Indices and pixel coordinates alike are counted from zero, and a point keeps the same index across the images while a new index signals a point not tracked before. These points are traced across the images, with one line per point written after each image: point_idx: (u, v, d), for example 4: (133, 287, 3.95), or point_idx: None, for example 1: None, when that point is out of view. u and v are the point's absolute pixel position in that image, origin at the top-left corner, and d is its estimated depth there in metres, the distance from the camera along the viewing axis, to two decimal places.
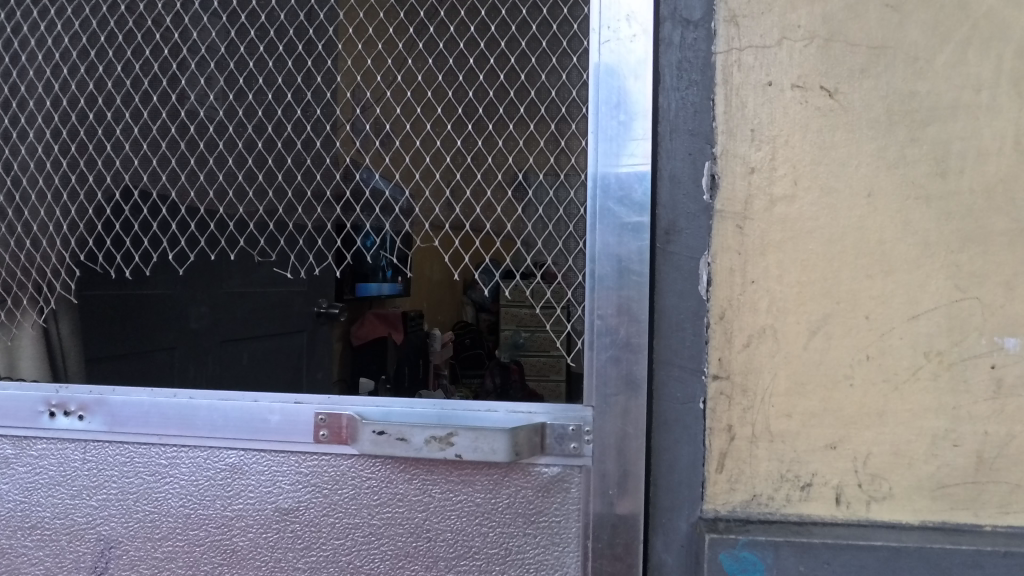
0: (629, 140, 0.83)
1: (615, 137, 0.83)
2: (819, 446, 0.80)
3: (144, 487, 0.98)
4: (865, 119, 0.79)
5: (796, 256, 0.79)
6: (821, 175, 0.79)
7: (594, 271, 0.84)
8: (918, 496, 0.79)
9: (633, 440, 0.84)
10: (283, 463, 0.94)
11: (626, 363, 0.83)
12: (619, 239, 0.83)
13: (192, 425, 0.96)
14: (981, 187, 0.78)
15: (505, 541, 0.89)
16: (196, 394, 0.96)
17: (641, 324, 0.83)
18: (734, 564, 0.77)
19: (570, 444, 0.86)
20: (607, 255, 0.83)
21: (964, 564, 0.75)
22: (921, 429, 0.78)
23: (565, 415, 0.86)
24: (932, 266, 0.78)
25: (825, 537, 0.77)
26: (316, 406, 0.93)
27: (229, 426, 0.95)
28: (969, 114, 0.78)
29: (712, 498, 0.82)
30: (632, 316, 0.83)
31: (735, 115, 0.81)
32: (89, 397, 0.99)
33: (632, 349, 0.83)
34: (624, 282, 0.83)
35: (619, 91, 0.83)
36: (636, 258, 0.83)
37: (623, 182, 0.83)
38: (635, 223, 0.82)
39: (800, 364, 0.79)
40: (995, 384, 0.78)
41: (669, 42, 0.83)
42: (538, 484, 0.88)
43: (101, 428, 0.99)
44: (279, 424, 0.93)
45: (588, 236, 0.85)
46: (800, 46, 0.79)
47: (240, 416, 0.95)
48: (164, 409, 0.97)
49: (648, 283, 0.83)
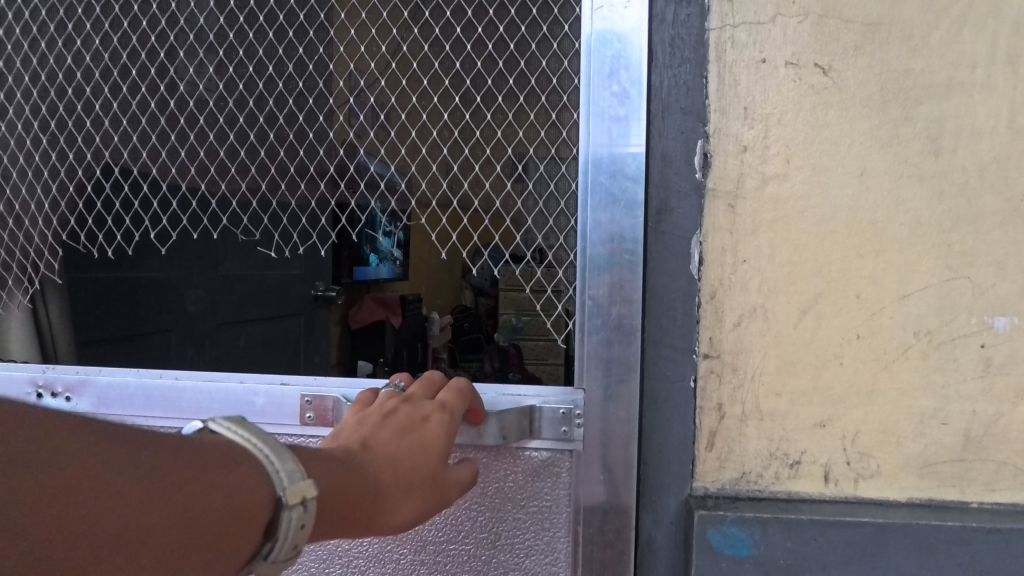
0: (618, 114, 0.83)
1: (605, 112, 0.83)
2: (809, 425, 0.80)
3: None
4: (860, 98, 0.78)
5: (787, 236, 0.79)
6: (813, 154, 0.79)
7: (585, 252, 0.85)
8: (905, 474, 0.80)
9: (625, 423, 0.84)
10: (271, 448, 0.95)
11: (617, 343, 0.84)
12: (612, 216, 0.83)
13: (179, 407, 0.96)
14: (974, 166, 0.77)
15: (494, 526, 0.91)
16: (182, 375, 0.97)
17: (634, 304, 0.83)
18: (721, 541, 0.78)
19: (561, 427, 0.87)
20: (599, 234, 0.84)
21: (949, 541, 0.76)
22: (909, 408, 0.79)
23: (556, 399, 0.87)
24: (924, 246, 0.78)
25: (813, 513, 0.78)
26: (301, 389, 0.93)
27: (215, 408, 0.96)
28: (964, 92, 0.77)
29: (702, 475, 0.82)
30: (623, 298, 0.84)
31: (727, 92, 0.80)
32: (74, 378, 0.99)
33: (625, 331, 0.84)
34: (620, 261, 0.83)
35: (610, 65, 0.83)
36: (630, 235, 0.83)
37: (616, 159, 0.83)
38: (629, 199, 0.83)
39: (790, 343, 0.80)
40: (984, 363, 0.78)
41: (662, 19, 0.82)
42: (528, 468, 0.90)
43: (88, 410, 0.99)
44: (265, 406, 0.94)
45: (579, 214, 0.85)
46: (794, 23, 0.78)
47: (225, 398, 0.95)
48: (150, 389, 0.97)
49: (642, 265, 0.83)
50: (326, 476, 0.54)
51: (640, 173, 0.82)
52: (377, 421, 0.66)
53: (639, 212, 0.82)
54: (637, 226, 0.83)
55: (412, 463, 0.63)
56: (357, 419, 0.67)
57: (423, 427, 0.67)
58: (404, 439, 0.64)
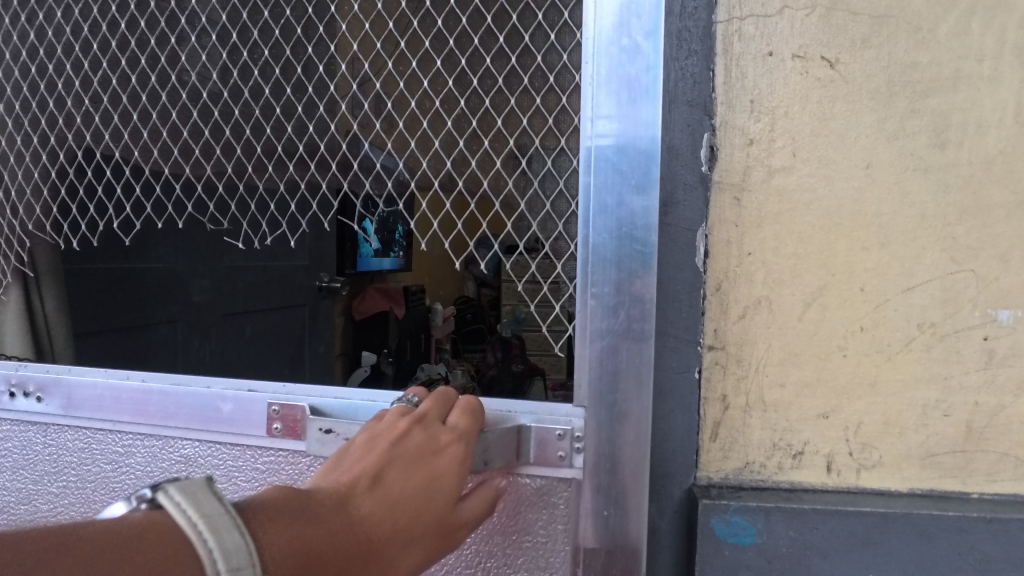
0: (624, 100, 0.81)
1: (612, 76, 0.81)
2: (812, 416, 0.81)
3: (101, 475, 1.09)
4: (867, 90, 0.78)
5: (793, 229, 0.80)
6: (819, 147, 0.79)
7: (592, 245, 0.84)
8: (907, 464, 0.81)
9: (636, 447, 0.83)
10: (241, 457, 1.01)
11: (628, 350, 0.83)
12: (620, 198, 0.82)
13: (147, 412, 1.05)
14: (981, 160, 0.77)
15: (481, 562, 0.94)
16: (147, 378, 1.05)
17: (646, 304, 0.82)
18: (724, 529, 0.79)
19: (559, 451, 0.87)
20: (607, 222, 0.83)
21: (949, 531, 0.77)
22: (912, 399, 0.80)
23: (552, 417, 0.88)
24: (928, 238, 0.78)
25: (815, 503, 0.79)
26: (270, 397, 0.98)
27: (184, 415, 1.03)
28: (970, 85, 0.77)
29: (706, 465, 0.83)
30: (632, 296, 0.83)
31: (734, 86, 0.80)
32: (46, 378, 1.11)
33: (637, 331, 0.83)
34: (625, 254, 0.82)
35: (623, 48, 0.81)
36: (640, 224, 0.82)
37: (626, 129, 0.81)
38: (640, 182, 0.81)
39: (794, 335, 0.80)
40: (987, 356, 0.79)
41: (669, 11, 0.81)
42: (521, 499, 0.91)
43: (60, 410, 1.11)
44: (231, 413, 1.00)
45: (586, 195, 0.84)
46: (802, 15, 0.78)
47: (192, 404, 1.02)
48: (119, 392, 1.06)
49: (654, 251, 0.82)
50: (310, 542, 0.52)
51: (654, 155, 0.81)
52: (387, 445, 0.66)
53: (651, 192, 0.81)
54: (652, 211, 0.81)
55: (416, 511, 0.62)
56: (368, 440, 0.68)
57: (433, 461, 0.67)
58: (414, 475, 0.64)
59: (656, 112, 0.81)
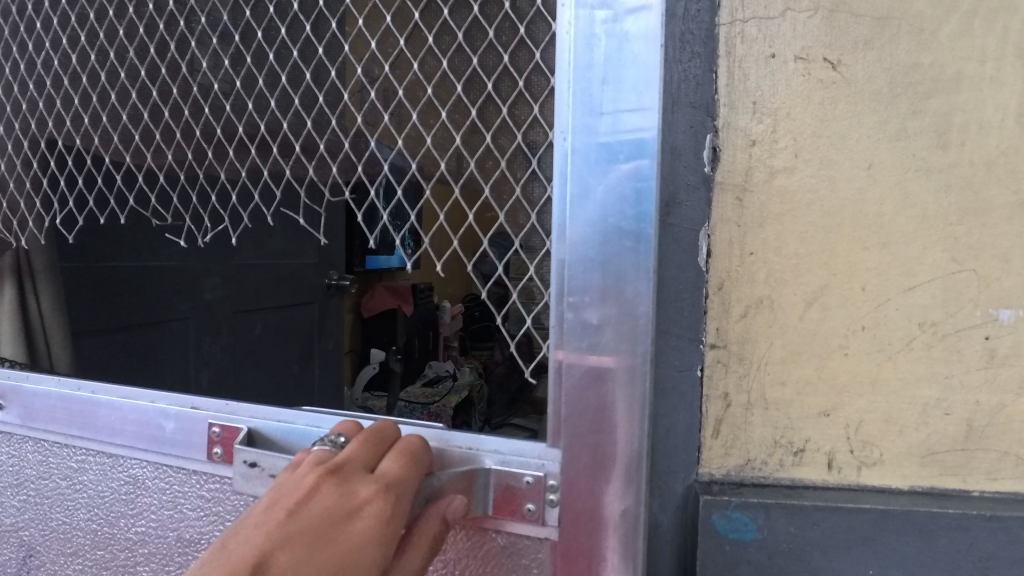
0: (616, 88, 0.82)
1: (598, 69, 0.83)
2: (813, 414, 0.82)
3: (60, 489, 1.26)
4: (869, 91, 0.79)
5: (794, 229, 0.80)
6: (821, 147, 0.80)
7: (580, 259, 0.86)
8: (907, 462, 0.82)
9: (622, 506, 0.85)
10: (186, 480, 1.12)
11: (622, 370, 0.84)
12: (607, 199, 0.83)
13: (94, 423, 1.21)
14: (982, 160, 0.78)
15: None
16: (96, 392, 1.20)
17: (639, 327, 0.83)
18: (725, 525, 0.81)
19: (528, 507, 0.91)
20: (597, 233, 0.84)
21: (949, 528, 0.78)
22: (913, 398, 0.80)
23: (521, 464, 0.92)
24: (930, 238, 0.79)
25: (815, 500, 0.80)
26: (212, 416, 1.09)
27: (128, 430, 1.17)
28: (973, 86, 0.78)
29: (708, 462, 0.85)
30: (626, 300, 0.83)
31: (736, 87, 0.81)
32: (9, 389, 1.32)
33: (632, 333, 0.84)
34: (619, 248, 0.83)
35: (616, 49, 0.82)
36: (634, 238, 0.82)
37: (617, 123, 0.82)
38: (633, 166, 0.82)
39: (795, 334, 0.81)
40: (988, 355, 0.79)
41: (671, 14, 0.82)
42: (489, 557, 0.95)
43: (20, 419, 1.31)
44: (175, 432, 1.12)
45: (570, 195, 0.85)
46: (804, 17, 0.79)
47: (139, 422, 1.15)
48: (69, 401, 1.24)
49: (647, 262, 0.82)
50: None
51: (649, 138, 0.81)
52: (288, 518, 0.65)
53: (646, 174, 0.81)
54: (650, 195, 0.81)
55: None
56: (270, 509, 0.67)
57: (348, 529, 0.67)
58: (323, 549, 0.64)
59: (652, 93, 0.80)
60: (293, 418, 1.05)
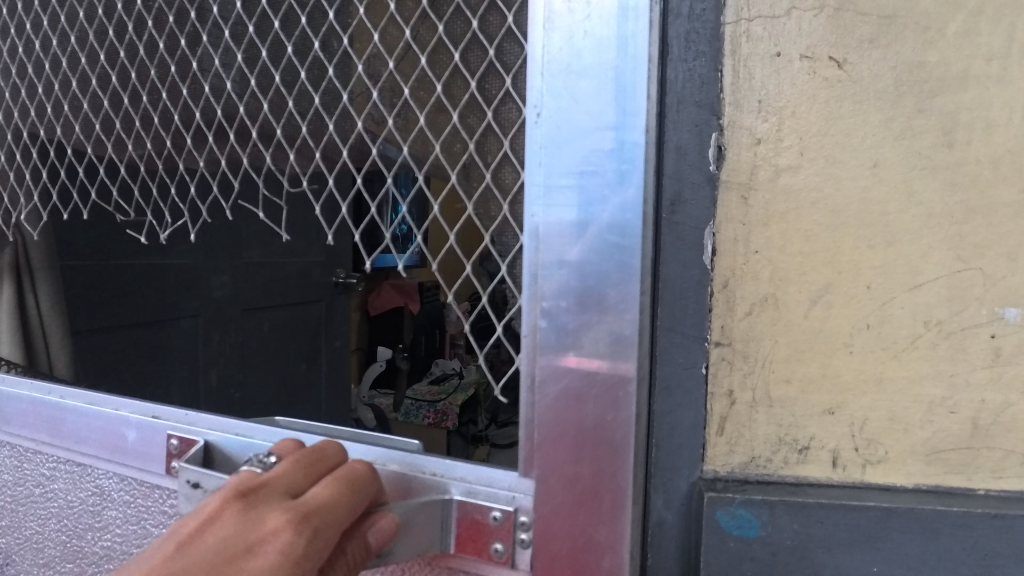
0: (591, 104, 0.85)
1: (579, 104, 0.85)
2: (818, 411, 0.82)
3: (36, 494, 1.43)
4: (874, 90, 0.79)
5: (798, 227, 0.81)
6: (826, 146, 0.80)
7: (556, 286, 0.89)
8: (912, 460, 0.82)
9: (604, 541, 0.88)
10: (149, 493, 1.23)
11: (604, 399, 0.87)
12: (581, 228, 0.86)
13: (61, 429, 1.36)
14: (988, 158, 0.78)
15: None
16: (64, 399, 1.35)
17: (619, 358, 0.86)
18: (729, 521, 0.82)
19: (494, 544, 0.95)
20: (573, 263, 0.87)
21: (953, 526, 0.78)
22: (918, 396, 0.81)
23: (488, 496, 0.97)
24: (936, 236, 0.79)
25: (819, 497, 0.81)
26: (171, 427, 1.20)
27: (91, 438, 1.30)
28: (979, 84, 0.78)
29: (712, 459, 0.85)
30: (608, 320, 0.86)
31: (742, 86, 0.81)
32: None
33: (615, 364, 0.86)
34: (593, 270, 0.86)
35: (597, 88, 0.84)
36: (615, 275, 0.85)
37: (595, 156, 0.85)
38: (614, 177, 0.84)
39: (799, 332, 0.81)
40: (994, 353, 0.79)
41: (676, 13, 0.83)
42: None
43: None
44: (136, 442, 1.24)
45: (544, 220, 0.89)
46: (809, 16, 0.79)
47: (101, 432, 1.28)
48: (40, 406, 1.40)
49: (625, 295, 0.84)
50: None
51: (628, 147, 0.83)
52: (181, 547, 0.73)
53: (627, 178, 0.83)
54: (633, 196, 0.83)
55: None
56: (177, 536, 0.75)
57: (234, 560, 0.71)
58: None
59: (635, 102, 0.82)
60: (249, 433, 1.14)
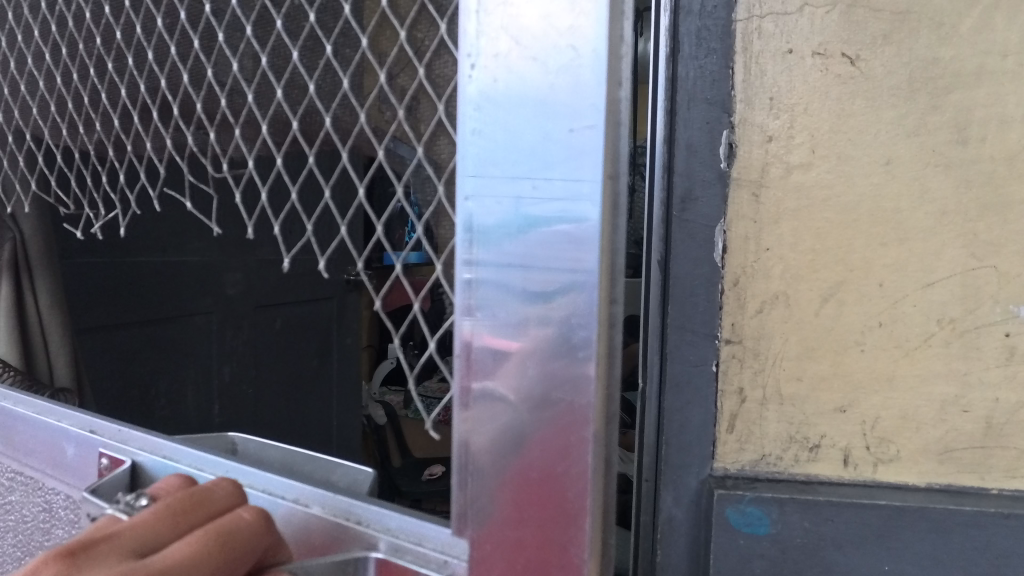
0: (538, 158, 0.78)
1: (527, 157, 0.79)
2: (829, 410, 0.82)
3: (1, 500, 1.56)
4: (887, 87, 0.78)
5: (810, 224, 0.81)
6: (839, 143, 0.80)
7: (498, 330, 0.84)
8: (924, 459, 0.81)
9: None
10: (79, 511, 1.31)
11: (557, 455, 0.82)
12: (524, 279, 0.81)
13: (17, 437, 1.50)
14: (1004, 155, 0.77)
15: None
16: (21, 405, 1.50)
17: (570, 415, 0.81)
18: (738, 518, 0.82)
19: None
20: (517, 309, 0.82)
21: (966, 525, 0.78)
22: (931, 395, 0.80)
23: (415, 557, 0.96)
24: (949, 234, 0.79)
25: (830, 495, 0.81)
26: (105, 442, 1.32)
27: (42, 450, 1.43)
28: (994, 81, 0.77)
29: (722, 457, 0.85)
30: (558, 377, 0.81)
31: (753, 83, 0.81)
32: None
33: (565, 417, 0.81)
34: (540, 292, 0.81)
35: (546, 142, 0.78)
36: (563, 323, 0.80)
37: (543, 212, 0.79)
38: (565, 182, 0.77)
39: (811, 330, 0.81)
40: (1009, 352, 0.78)
41: (688, 10, 0.83)
42: None
43: None
44: (76, 455, 1.36)
45: (484, 259, 0.83)
46: (822, 12, 0.79)
47: (50, 445, 1.42)
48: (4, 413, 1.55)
49: (576, 355, 0.80)
50: None
51: (580, 145, 0.76)
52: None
53: (580, 179, 0.77)
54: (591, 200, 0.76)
55: None
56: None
57: None
58: None
59: (586, 90, 0.75)
60: (177, 456, 1.24)
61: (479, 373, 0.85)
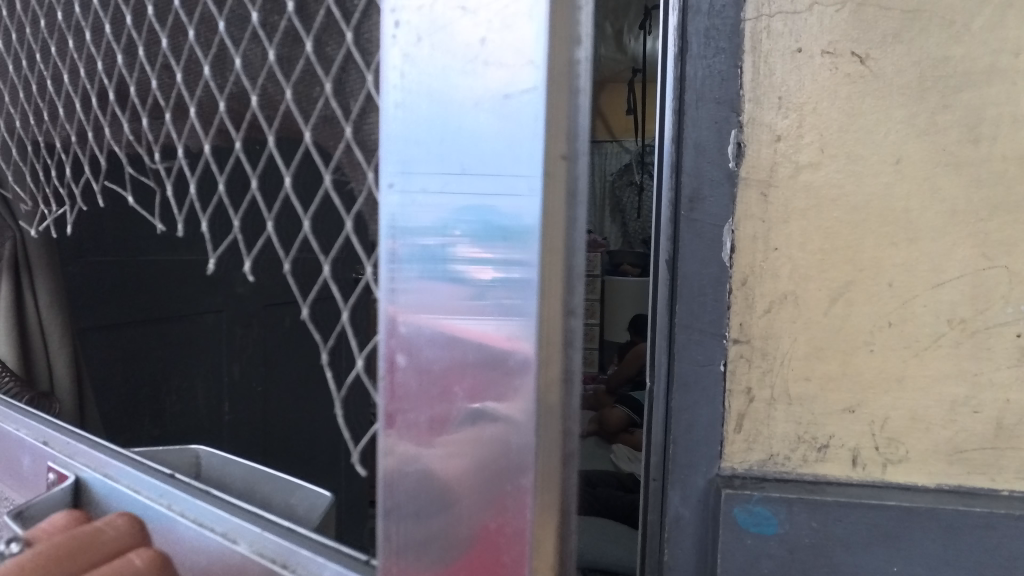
0: (471, 146, 0.65)
1: (458, 143, 0.66)
2: (838, 410, 0.82)
3: None
4: (897, 86, 0.78)
5: (819, 224, 0.80)
6: (848, 142, 0.79)
7: (423, 356, 0.70)
8: (934, 460, 0.81)
9: None
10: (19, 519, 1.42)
11: (494, 507, 0.69)
12: (452, 291, 0.68)
13: None
14: (1015, 155, 0.77)
15: None
16: None
17: (506, 460, 0.68)
18: (746, 518, 0.82)
19: None
20: (444, 331, 0.68)
21: (976, 526, 0.78)
22: (940, 396, 0.80)
23: None
24: (959, 233, 0.78)
25: (838, 495, 0.81)
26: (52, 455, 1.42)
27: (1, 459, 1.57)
28: (1006, 79, 0.76)
29: (730, 456, 0.85)
30: (495, 408, 0.68)
31: (762, 82, 0.81)
32: None
33: (502, 462, 0.68)
34: (473, 302, 0.67)
35: (480, 127, 0.65)
36: (498, 352, 0.66)
37: (476, 210, 0.66)
38: (501, 166, 0.64)
39: (819, 330, 0.81)
40: (1020, 353, 0.78)
41: (696, 10, 0.83)
42: None
43: None
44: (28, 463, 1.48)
45: (406, 269, 0.69)
46: (832, 11, 0.78)
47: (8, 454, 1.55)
48: None
49: (515, 382, 0.66)
50: None
51: (517, 114, 0.63)
52: None
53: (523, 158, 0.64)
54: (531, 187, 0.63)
55: None
56: None
57: None
58: None
59: (525, 49, 0.62)
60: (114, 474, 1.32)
61: (405, 400, 0.71)
